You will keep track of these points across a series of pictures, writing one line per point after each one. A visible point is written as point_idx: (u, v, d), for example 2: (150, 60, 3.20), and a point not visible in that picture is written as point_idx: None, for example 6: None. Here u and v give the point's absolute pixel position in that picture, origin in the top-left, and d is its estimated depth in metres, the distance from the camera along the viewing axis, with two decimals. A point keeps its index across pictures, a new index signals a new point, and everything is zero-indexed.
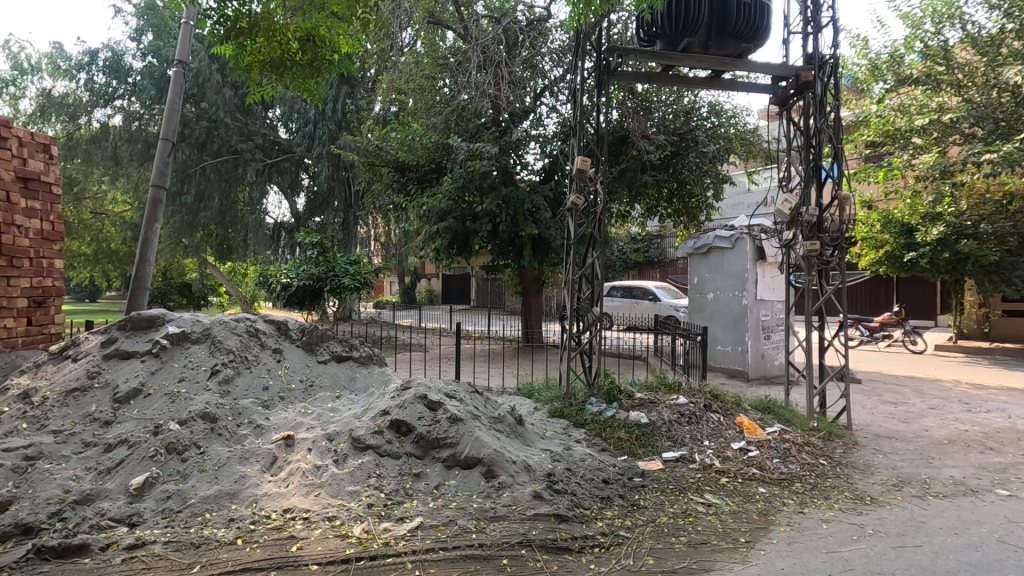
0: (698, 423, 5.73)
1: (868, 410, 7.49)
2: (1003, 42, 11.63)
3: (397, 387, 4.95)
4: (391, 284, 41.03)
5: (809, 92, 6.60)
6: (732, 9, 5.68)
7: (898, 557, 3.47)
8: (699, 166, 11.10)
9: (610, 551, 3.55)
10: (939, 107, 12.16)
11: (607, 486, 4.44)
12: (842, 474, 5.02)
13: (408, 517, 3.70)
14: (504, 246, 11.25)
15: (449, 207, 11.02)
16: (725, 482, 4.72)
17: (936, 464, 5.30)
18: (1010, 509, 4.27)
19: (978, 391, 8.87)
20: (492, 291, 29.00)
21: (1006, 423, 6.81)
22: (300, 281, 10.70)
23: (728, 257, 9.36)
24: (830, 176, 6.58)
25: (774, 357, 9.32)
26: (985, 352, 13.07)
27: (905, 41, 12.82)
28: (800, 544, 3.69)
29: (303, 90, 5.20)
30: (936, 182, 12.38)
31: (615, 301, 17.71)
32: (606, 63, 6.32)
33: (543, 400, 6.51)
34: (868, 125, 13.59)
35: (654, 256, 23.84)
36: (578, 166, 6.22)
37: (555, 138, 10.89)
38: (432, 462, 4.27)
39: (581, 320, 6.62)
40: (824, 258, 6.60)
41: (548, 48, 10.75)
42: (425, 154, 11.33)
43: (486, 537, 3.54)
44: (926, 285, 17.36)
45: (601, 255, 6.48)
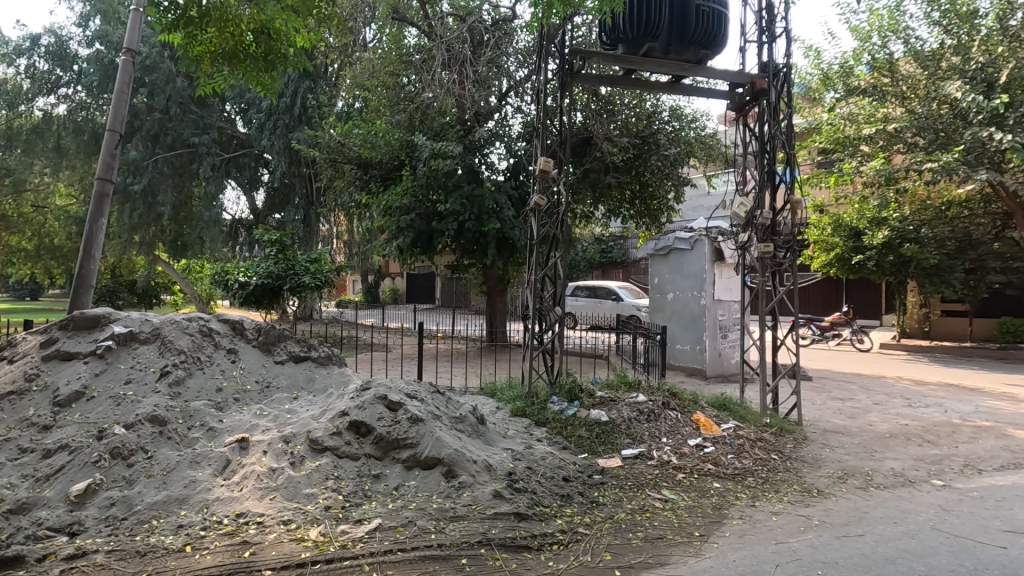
0: (656, 420, 5.85)
1: (818, 406, 7.80)
2: (943, 56, 12.24)
3: (357, 387, 4.88)
4: (354, 283, 40.39)
5: (764, 99, 6.82)
6: (692, 15, 5.81)
7: (841, 546, 3.63)
8: (660, 168, 11.34)
9: (568, 548, 3.59)
10: (885, 117, 12.70)
11: (567, 484, 4.49)
12: (792, 468, 5.21)
13: (366, 519, 3.66)
14: (469, 246, 11.23)
15: (412, 204, 10.91)
16: (681, 478, 4.83)
17: (879, 457, 5.56)
18: (944, 498, 4.53)
19: (917, 387, 9.35)
20: (458, 289, 28.92)
21: (944, 417, 7.20)
22: (258, 279, 10.42)
23: (687, 258, 9.59)
24: (783, 181, 6.81)
25: (730, 355, 9.60)
26: (926, 351, 13.78)
27: (854, 53, 13.39)
28: (751, 536, 3.81)
29: (257, 85, 5.03)
30: (882, 189, 12.97)
31: (579, 301, 17.91)
32: (569, 66, 6.39)
33: (505, 400, 6.52)
34: (820, 132, 14.16)
35: (617, 257, 24.28)
36: (541, 166, 6.26)
37: (519, 138, 10.92)
38: (392, 462, 4.23)
39: (543, 319, 6.67)
40: (777, 260, 6.82)
41: (513, 49, 10.77)
42: (388, 152, 11.19)
43: (445, 537, 3.53)
44: (873, 286, 18.18)
45: (564, 255, 6.55)
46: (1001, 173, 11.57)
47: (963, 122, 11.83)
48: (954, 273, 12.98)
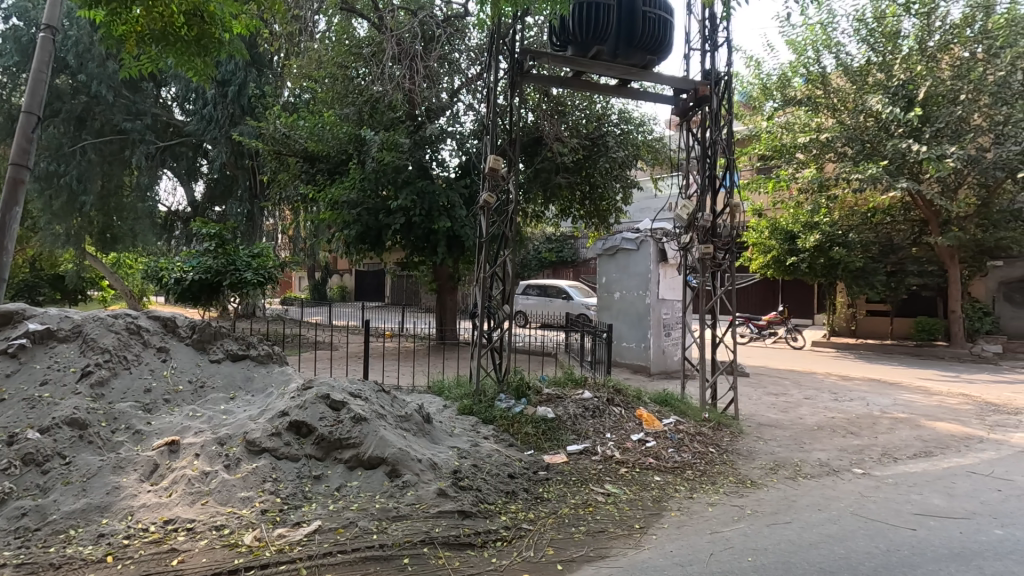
0: (601, 415, 5.98)
1: (754, 401, 8.18)
2: (870, 72, 12.98)
3: (298, 386, 4.73)
4: (300, 279, 39.14)
5: (706, 105, 7.05)
6: (639, 21, 5.93)
7: (770, 534, 3.82)
8: (609, 169, 11.56)
9: (512, 544, 3.62)
10: (818, 127, 13.43)
11: (513, 481, 4.51)
12: (728, 460, 5.44)
13: (305, 522, 3.56)
14: (419, 243, 11.11)
15: (360, 198, 10.67)
16: (623, 472, 4.96)
17: (807, 448, 5.90)
18: (863, 485, 4.84)
19: (843, 382, 9.94)
20: (408, 288, 28.53)
21: (866, 410, 7.70)
22: (195, 274, 9.93)
23: (634, 258, 9.83)
24: (724, 186, 7.07)
25: (672, 353, 9.94)
26: (852, 348, 14.68)
27: (791, 65, 14.05)
28: (688, 527, 3.95)
29: (189, 70, 4.86)
30: (815, 195, 13.69)
31: (530, 300, 18.05)
32: (520, 64, 6.40)
33: (452, 398, 6.49)
34: (759, 140, 14.93)
35: (568, 256, 24.60)
36: (490, 164, 6.23)
37: (471, 136, 10.85)
38: (334, 463, 4.13)
39: (492, 317, 6.66)
40: (717, 261, 7.09)
41: (465, 46, 10.71)
42: (336, 145, 10.92)
43: (388, 537, 3.48)
44: (806, 287, 19.21)
45: (514, 254, 6.57)
46: (919, 183, 12.41)
47: (886, 134, 12.56)
48: (877, 275, 13.92)
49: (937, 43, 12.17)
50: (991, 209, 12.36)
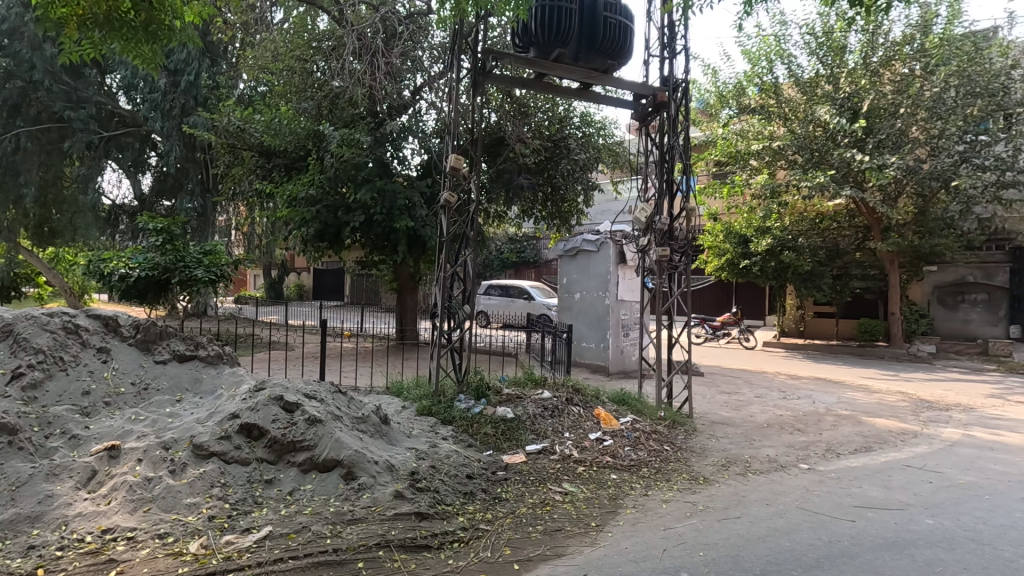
0: (560, 415, 6.03)
1: (707, 399, 8.42)
2: (818, 84, 13.54)
3: (250, 388, 4.58)
4: (255, 278, 37.98)
5: (664, 111, 7.22)
6: (600, 26, 6.02)
7: (721, 529, 3.94)
8: (571, 172, 11.69)
9: (469, 545, 3.61)
10: (770, 135, 13.95)
11: (471, 482, 4.50)
12: (682, 458, 5.59)
13: (255, 527, 3.45)
14: (379, 242, 10.95)
15: (319, 195, 10.44)
16: (581, 471, 5.01)
17: (757, 445, 6.11)
18: (808, 480, 5.05)
19: (791, 381, 10.34)
20: (368, 287, 28.07)
21: (812, 408, 8.04)
22: (141, 271, 9.47)
23: (594, 259, 9.97)
24: (680, 190, 7.22)
25: (631, 353, 10.13)
26: (800, 348, 15.29)
27: (746, 75, 14.51)
28: (642, 524, 4.03)
29: (136, 56, 4.63)
30: (766, 201, 14.23)
31: (492, 300, 18.06)
32: (482, 64, 6.39)
33: (411, 399, 6.42)
34: (715, 146, 15.42)
35: (530, 256, 24.73)
36: (451, 163, 6.20)
37: (433, 134, 10.76)
38: (287, 466, 4.02)
39: (452, 317, 6.62)
40: (673, 263, 7.25)
41: (428, 44, 10.61)
42: (293, 141, 10.64)
43: (341, 541, 3.41)
44: (758, 290, 19.92)
45: (474, 254, 6.56)
46: (863, 191, 13.02)
47: (833, 144, 13.13)
48: (824, 279, 14.60)
49: (880, 58, 12.78)
50: (926, 217, 13.13)
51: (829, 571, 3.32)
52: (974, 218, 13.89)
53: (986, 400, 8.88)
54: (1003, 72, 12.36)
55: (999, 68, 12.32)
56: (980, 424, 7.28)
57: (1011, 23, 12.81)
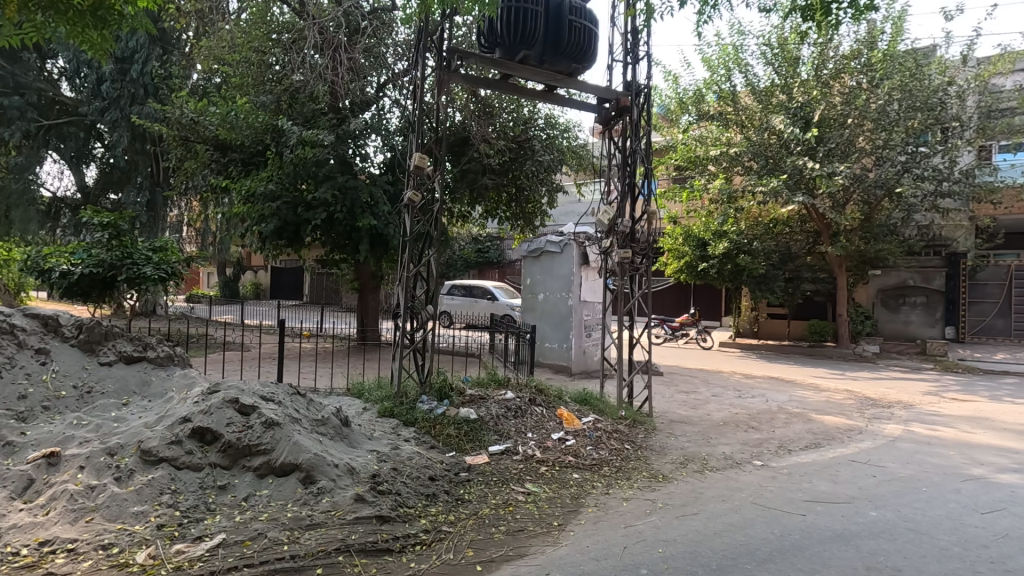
0: (523, 416, 6.05)
1: (667, 398, 8.60)
2: (773, 93, 14.00)
3: (203, 391, 4.41)
4: (208, 276, 36.62)
5: (627, 115, 7.32)
6: (565, 29, 6.07)
7: (679, 525, 4.03)
8: (536, 173, 11.74)
9: (431, 547, 3.57)
10: (728, 141, 14.37)
11: (433, 484, 4.45)
12: (642, 456, 5.69)
13: (207, 535, 3.32)
14: (340, 240, 10.72)
15: (277, 191, 10.16)
16: (544, 471, 5.04)
17: (713, 443, 6.29)
18: (761, 476, 5.22)
19: (746, 380, 10.68)
20: (328, 287, 27.49)
21: (765, 406, 8.32)
22: (84, 268, 8.99)
23: (557, 261, 10.05)
24: (642, 193, 7.34)
25: (593, 353, 10.24)
26: (755, 349, 15.80)
27: (705, 83, 14.90)
28: (603, 522, 4.08)
29: (83, 41, 4.40)
30: (723, 206, 14.66)
31: (455, 300, 17.96)
32: (447, 63, 6.32)
33: (372, 400, 6.31)
34: (676, 151, 15.79)
35: (494, 256, 24.75)
36: (415, 162, 6.11)
37: (397, 132, 10.61)
38: (242, 471, 3.89)
39: (415, 317, 6.54)
40: (635, 265, 7.38)
41: (393, 41, 10.46)
42: (250, 135, 10.29)
43: (299, 548, 3.32)
44: (715, 291, 20.51)
45: (438, 253, 6.50)
46: (815, 197, 13.55)
47: (786, 151, 13.58)
48: (777, 281, 15.14)
49: (830, 71, 13.33)
50: (872, 223, 13.79)
51: (780, 563, 3.45)
52: (914, 225, 14.67)
53: (924, 398, 9.39)
54: (940, 88, 13.09)
55: (938, 84, 13.06)
56: (919, 420, 7.69)
57: (948, 42, 13.57)
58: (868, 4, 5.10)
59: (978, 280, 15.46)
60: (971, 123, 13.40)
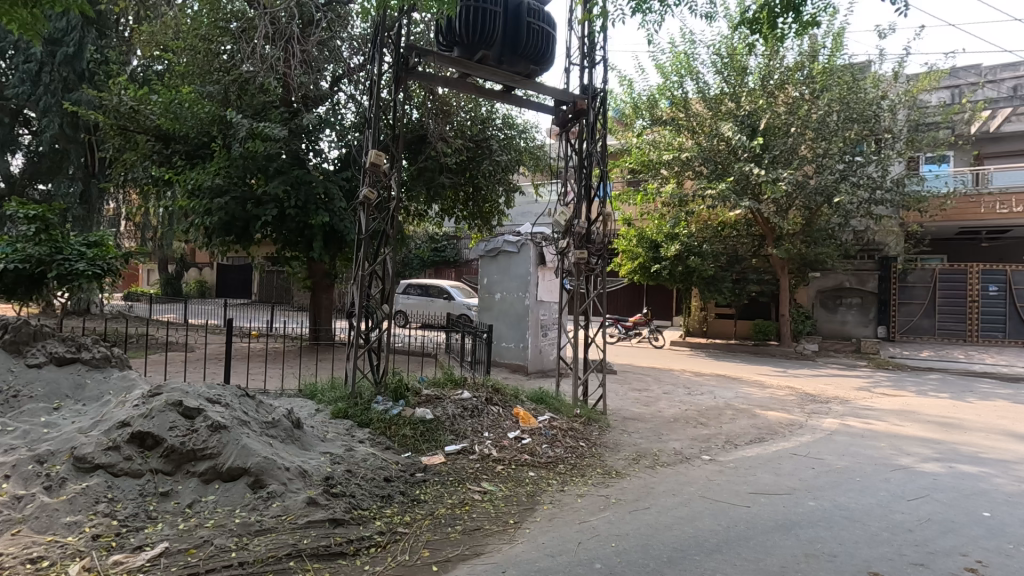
0: (479, 415, 6.05)
1: (620, 396, 8.80)
2: (723, 101, 14.50)
3: (143, 394, 4.21)
4: (149, 273, 34.86)
5: (583, 118, 7.42)
6: (523, 31, 6.10)
7: (631, 519, 4.14)
8: (493, 173, 11.73)
9: (386, 549, 3.53)
10: (679, 146, 14.82)
11: (388, 485, 4.40)
12: (596, 453, 5.80)
13: (148, 545, 3.17)
14: (292, 237, 10.40)
15: (224, 185, 9.79)
16: (500, 470, 5.06)
17: (665, 439, 6.48)
18: (709, 470, 5.42)
19: (695, 377, 11.03)
20: (279, 285, 26.69)
21: (713, 403, 8.63)
22: (9, 263, 8.40)
23: (514, 260, 10.11)
24: (598, 195, 7.48)
25: (549, 353, 10.34)
26: (704, 348, 16.34)
27: (659, 88, 15.30)
28: (559, 519, 4.14)
29: (9, 21, 4.11)
30: (675, 210, 15.11)
31: (411, 299, 17.77)
32: (404, 60, 6.23)
33: (325, 401, 6.18)
34: (630, 154, 16.16)
35: (450, 256, 24.64)
36: (371, 159, 5.99)
37: (352, 128, 10.39)
38: (186, 477, 3.74)
39: (370, 317, 6.43)
40: (590, 266, 7.50)
41: (348, 34, 10.22)
42: (195, 126, 9.87)
43: (248, 554, 3.22)
44: (666, 291, 21.11)
45: (394, 252, 6.41)
46: (760, 202, 14.14)
47: (734, 157, 14.15)
48: (724, 282, 15.86)
49: (775, 82, 13.91)
50: (812, 228, 14.50)
51: (726, 553, 3.59)
52: (851, 231, 15.52)
53: (858, 393, 9.96)
54: (875, 101, 13.91)
55: (872, 98, 13.87)
56: (853, 415, 8.15)
57: (882, 58, 14.42)
58: (811, 20, 5.38)
59: (908, 282, 16.27)
60: (901, 136, 14.32)
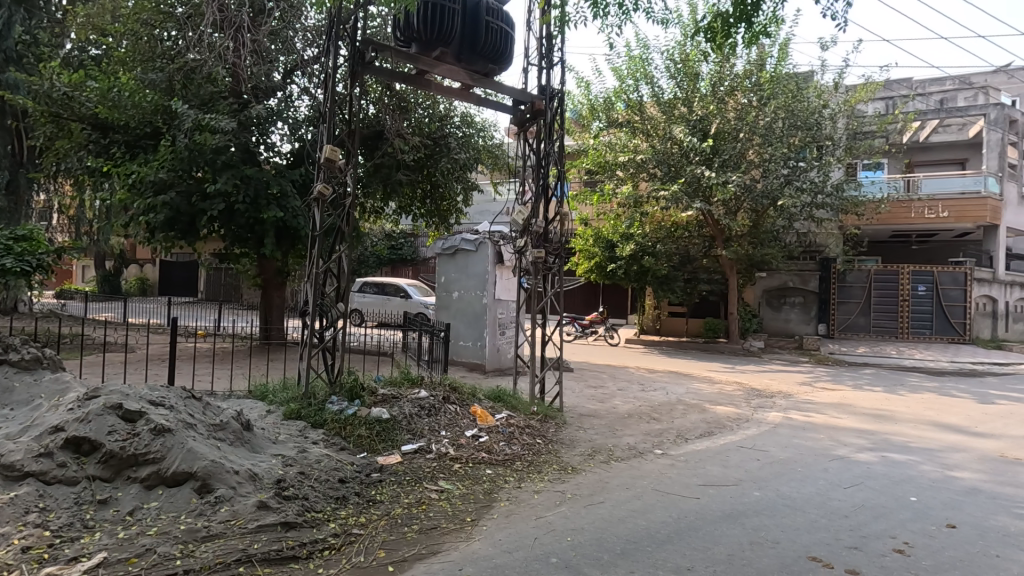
0: (436, 414, 6.02)
1: (576, 393, 8.95)
2: (676, 105, 14.89)
3: (79, 397, 3.99)
4: (83, 270, 32.91)
5: (542, 118, 7.50)
6: (482, 30, 6.11)
7: (586, 514, 4.22)
8: (451, 170, 11.66)
9: (341, 551, 3.48)
10: (634, 148, 15.15)
11: (343, 486, 4.33)
12: (553, 449, 5.88)
13: (85, 555, 3.02)
14: (241, 233, 10.03)
15: (168, 178, 9.36)
16: (457, 468, 5.06)
17: (619, 434, 6.63)
18: (661, 464, 5.59)
19: (648, 374, 11.32)
20: (227, 283, 25.76)
21: (665, 398, 8.89)
22: None
23: (472, 259, 10.10)
24: (555, 195, 7.55)
25: (506, 351, 10.38)
26: (658, 345, 16.78)
27: (615, 91, 15.58)
28: (515, 515, 4.18)
29: None
30: (630, 211, 15.44)
31: (367, 297, 17.49)
32: (361, 54, 6.11)
33: (277, 402, 6.01)
34: (587, 155, 16.41)
35: (407, 254, 24.36)
36: (326, 154, 5.86)
37: (306, 122, 10.13)
38: (127, 483, 3.57)
39: (324, 315, 6.29)
40: (547, 264, 7.58)
41: (301, 25, 9.96)
42: (136, 115, 9.40)
43: (194, 561, 3.11)
44: (621, 290, 21.55)
45: (349, 249, 6.28)
46: (711, 205, 14.62)
47: (686, 160, 14.59)
48: (676, 282, 16.33)
49: (725, 88, 14.38)
50: (758, 230, 15.07)
51: (676, 544, 3.72)
52: (794, 233, 16.26)
53: (801, 388, 10.47)
54: (817, 109, 14.63)
55: (815, 106, 14.58)
56: (796, 408, 8.57)
57: (824, 69, 15.17)
58: (760, 30, 5.62)
59: (846, 282, 17.15)
60: (840, 143, 15.11)
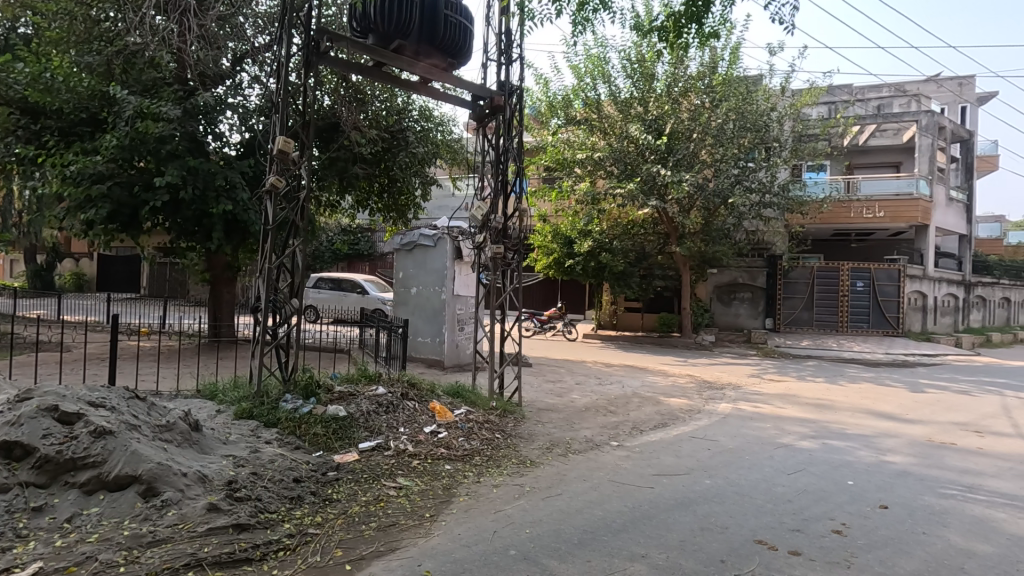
0: (394, 411, 5.96)
1: (535, 388, 9.03)
2: (632, 104, 15.15)
3: (11, 400, 3.76)
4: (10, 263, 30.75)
5: (500, 115, 7.49)
6: (440, 23, 6.05)
7: (544, 505, 4.29)
8: (409, 165, 11.50)
9: (296, 552, 3.41)
10: (592, 146, 15.38)
11: (298, 485, 4.24)
12: (511, 444, 5.93)
13: (18, 566, 2.86)
14: (188, 227, 9.63)
15: (108, 169, 8.87)
16: (416, 464, 5.04)
17: (576, 427, 6.75)
18: (617, 455, 5.72)
19: (605, 368, 11.53)
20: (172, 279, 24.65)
21: (622, 392, 9.08)
22: None
23: (431, 255, 10.02)
24: (514, 191, 7.57)
25: (465, 347, 10.37)
26: (614, 340, 17.10)
27: (574, 89, 15.73)
28: (474, 509, 4.20)
29: None
30: (588, 208, 15.67)
31: (322, 293, 17.11)
32: (315, 44, 5.95)
33: (227, 402, 5.82)
34: (546, 152, 16.55)
35: (364, 249, 23.93)
36: (279, 146, 5.65)
37: (256, 112, 9.79)
38: (64, 490, 3.40)
39: (277, 312, 6.10)
40: (507, 261, 7.60)
41: (252, 11, 9.59)
42: (71, 101, 8.86)
43: (138, 567, 2.99)
44: (579, 286, 21.86)
45: (304, 245, 6.11)
46: (666, 203, 14.98)
47: (641, 159, 14.93)
48: (632, 278, 16.67)
49: (679, 88, 14.75)
50: (710, 227, 15.55)
51: (631, 532, 3.83)
52: (744, 231, 16.87)
53: (750, 380, 10.90)
54: (765, 112, 15.18)
55: (763, 109, 15.14)
56: (744, 399, 8.92)
57: (772, 73, 15.77)
58: (711, 33, 5.76)
59: (792, 279, 17.93)
60: (787, 144, 15.76)
